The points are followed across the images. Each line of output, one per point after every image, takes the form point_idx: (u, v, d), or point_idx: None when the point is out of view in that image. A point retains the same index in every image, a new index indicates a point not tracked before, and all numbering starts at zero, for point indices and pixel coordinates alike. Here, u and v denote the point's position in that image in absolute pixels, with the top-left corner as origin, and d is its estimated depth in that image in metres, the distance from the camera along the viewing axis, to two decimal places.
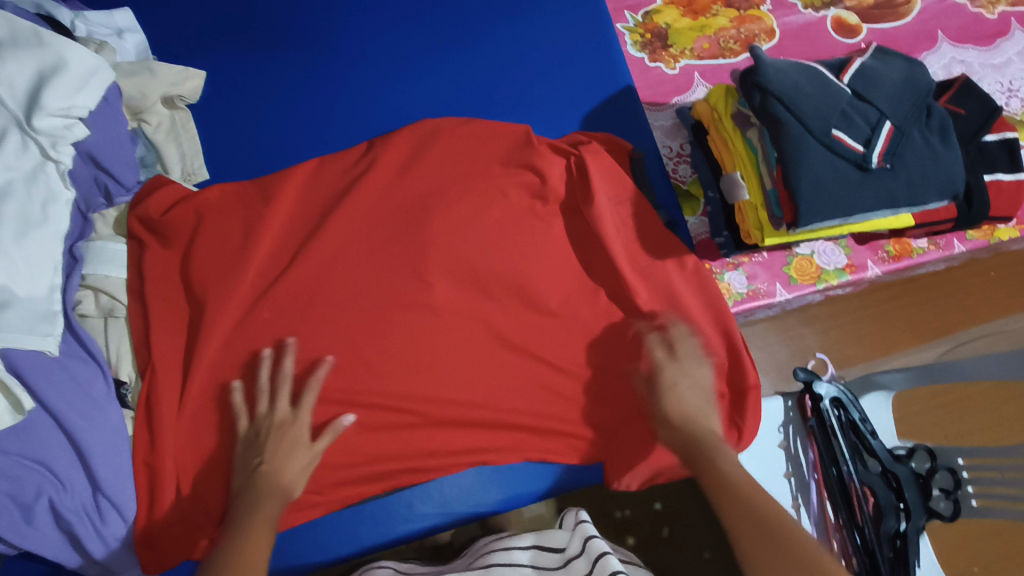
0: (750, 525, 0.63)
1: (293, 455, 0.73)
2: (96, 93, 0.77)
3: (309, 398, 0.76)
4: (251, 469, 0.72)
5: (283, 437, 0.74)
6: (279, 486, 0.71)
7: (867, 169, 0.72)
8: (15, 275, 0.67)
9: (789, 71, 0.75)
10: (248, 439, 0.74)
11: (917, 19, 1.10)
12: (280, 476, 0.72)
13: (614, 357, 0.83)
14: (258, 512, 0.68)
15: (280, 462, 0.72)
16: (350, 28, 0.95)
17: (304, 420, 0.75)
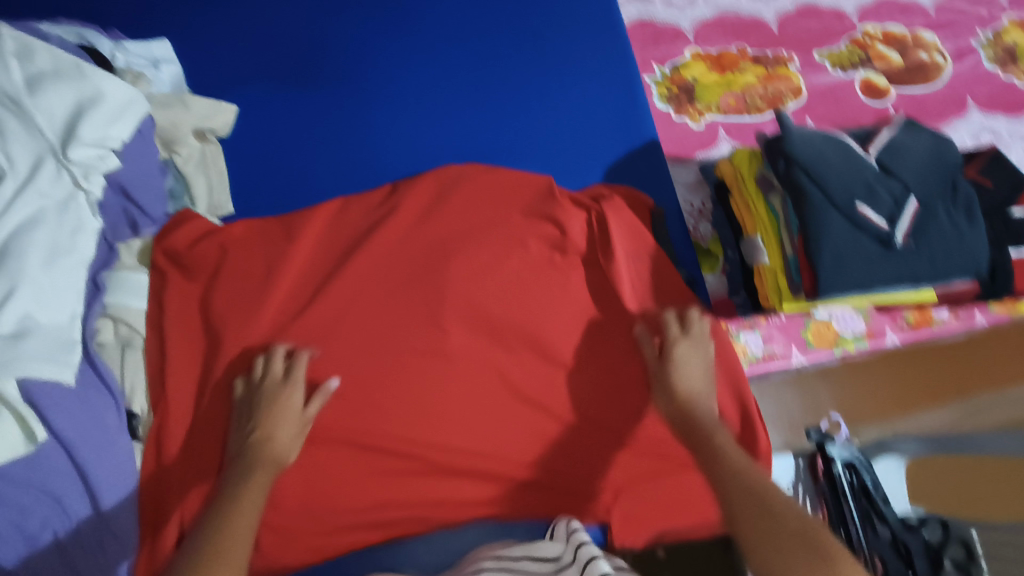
0: (749, 509, 0.61)
1: (282, 422, 0.74)
2: (130, 124, 0.78)
3: (299, 369, 0.76)
4: (244, 439, 0.73)
5: (274, 405, 0.74)
6: (271, 453, 0.72)
7: (890, 245, 0.71)
8: (42, 300, 0.69)
9: (815, 141, 0.74)
10: (242, 407, 0.76)
11: (947, 84, 1.09)
12: (271, 445, 0.72)
13: (626, 417, 0.83)
14: (251, 480, 0.69)
15: (271, 430, 0.73)
16: (382, 70, 0.97)
17: (296, 388, 0.75)
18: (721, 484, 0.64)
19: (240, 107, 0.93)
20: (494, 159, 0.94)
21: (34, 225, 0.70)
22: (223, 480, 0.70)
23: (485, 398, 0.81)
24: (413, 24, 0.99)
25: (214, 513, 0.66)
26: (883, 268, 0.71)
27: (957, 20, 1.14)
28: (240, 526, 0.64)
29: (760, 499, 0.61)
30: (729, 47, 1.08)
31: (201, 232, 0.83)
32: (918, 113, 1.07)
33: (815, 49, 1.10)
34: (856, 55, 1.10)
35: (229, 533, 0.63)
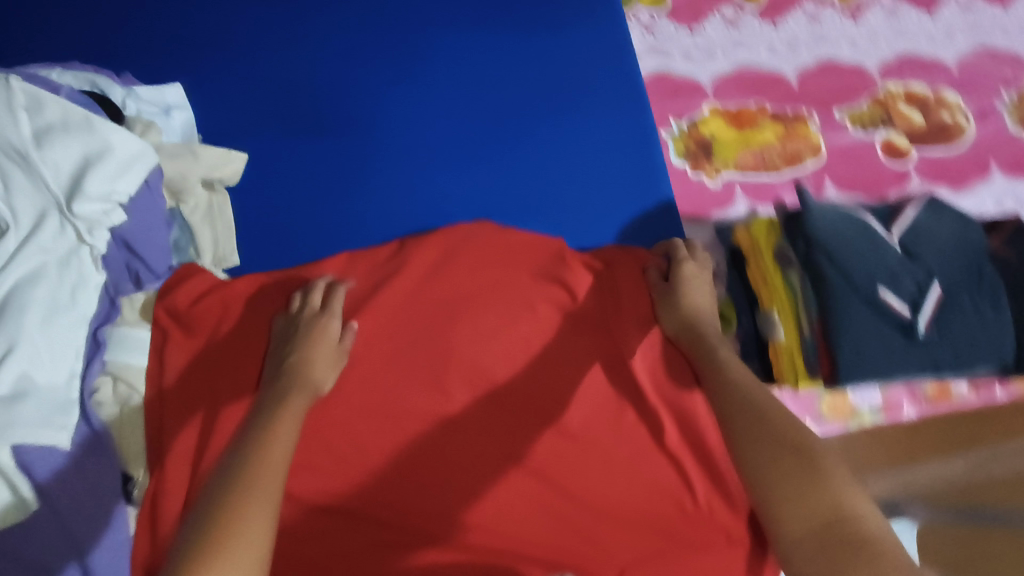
0: (745, 420, 0.68)
1: (321, 348, 0.76)
2: (137, 177, 0.77)
3: (336, 302, 0.80)
4: (282, 358, 0.76)
5: (311, 331, 0.77)
6: (308, 379, 0.74)
7: (913, 334, 0.70)
8: (37, 361, 0.67)
9: (835, 222, 0.74)
10: (279, 333, 0.78)
11: (969, 147, 1.07)
12: (309, 372, 0.75)
13: (639, 491, 0.77)
14: (287, 401, 0.71)
15: (308, 355, 0.75)
16: (395, 120, 0.95)
17: (332, 318, 0.79)
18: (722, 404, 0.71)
19: (250, 155, 0.92)
20: (506, 216, 0.93)
21: (35, 281, 0.69)
22: (261, 399, 0.72)
23: (487, 465, 0.78)
24: (428, 72, 0.98)
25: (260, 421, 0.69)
26: (906, 358, 0.70)
27: (981, 80, 1.12)
28: (282, 437, 0.67)
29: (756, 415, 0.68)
30: (748, 102, 1.07)
31: (206, 288, 0.81)
32: (940, 176, 1.04)
33: (836, 107, 1.08)
34: (877, 115, 1.08)
35: (274, 430, 0.67)
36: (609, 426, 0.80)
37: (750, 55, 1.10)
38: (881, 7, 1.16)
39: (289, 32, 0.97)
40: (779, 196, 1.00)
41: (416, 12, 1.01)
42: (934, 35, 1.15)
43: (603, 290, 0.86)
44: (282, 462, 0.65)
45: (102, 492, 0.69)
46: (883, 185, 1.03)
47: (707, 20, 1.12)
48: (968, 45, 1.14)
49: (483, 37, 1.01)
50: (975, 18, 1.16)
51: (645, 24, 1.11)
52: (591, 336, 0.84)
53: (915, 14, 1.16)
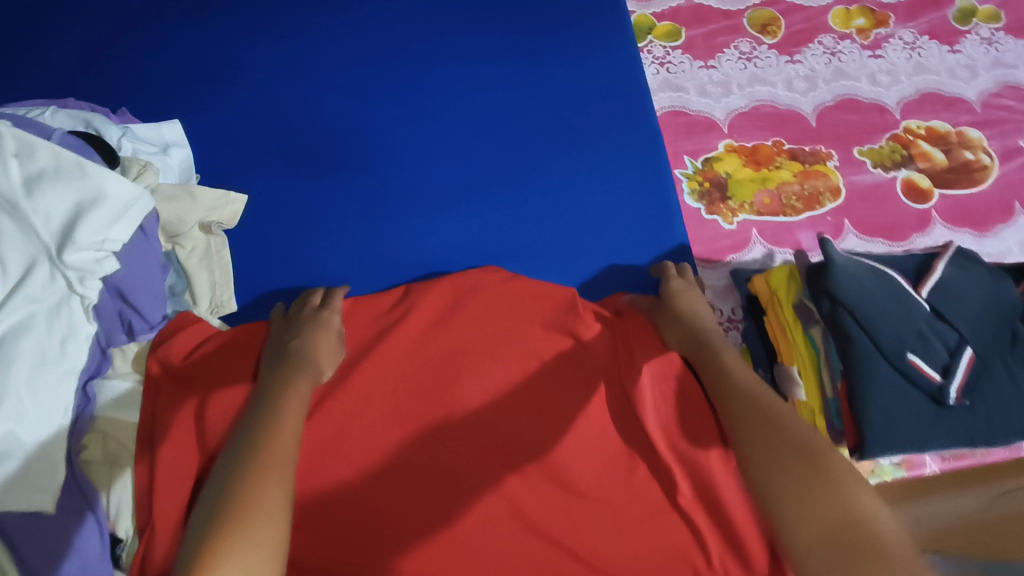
0: (749, 405, 0.66)
1: (324, 338, 0.77)
2: (132, 224, 0.73)
3: (337, 301, 0.82)
4: (283, 343, 0.76)
5: (316, 323, 0.78)
6: (313, 360, 0.74)
7: (942, 402, 0.69)
8: (23, 420, 0.64)
9: (863, 279, 0.71)
10: (280, 328, 0.79)
11: (993, 187, 1.03)
12: (312, 354, 0.74)
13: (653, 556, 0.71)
14: (295, 378, 0.70)
15: (312, 340, 0.76)
16: (400, 157, 0.93)
17: (335, 315, 0.80)
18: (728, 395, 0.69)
19: (250, 194, 0.89)
20: (513, 259, 0.89)
21: (22, 333, 0.65)
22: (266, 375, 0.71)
23: (490, 527, 0.72)
24: (435, 109, 0.95)
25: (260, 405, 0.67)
26: (935, 427, 0.69)
27: (1004, 117, 1.08)
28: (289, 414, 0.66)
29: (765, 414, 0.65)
30: (764, 139, 1.03)
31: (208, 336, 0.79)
32: (962, 218, 1.00)
33: (855, 145, 1.04)
34: (898, 152, 1.04)
35: (286, 408, 0.66)
36: (621, 485, 0.75)
37: (766, 90, 1.07)
38: (900, 40, 1.13)
39: (293, 67, 0.95)
40: (796, 239, 0.96)
41: (423, 45, 0.99)
42: (955, 70, 1.11)
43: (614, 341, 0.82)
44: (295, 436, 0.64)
45: (87, 555, 0.66)
46: (904, 227, 0.99)
47: (722, 54, 1.09)
48: (991, 81, 1.11)
49: (492, 71, 0.98)
50: (997, 53, 1.13)
51: (658, 58, 1.08)
52: (601, 386, 0.80)
53: (935, 49, 1.13)
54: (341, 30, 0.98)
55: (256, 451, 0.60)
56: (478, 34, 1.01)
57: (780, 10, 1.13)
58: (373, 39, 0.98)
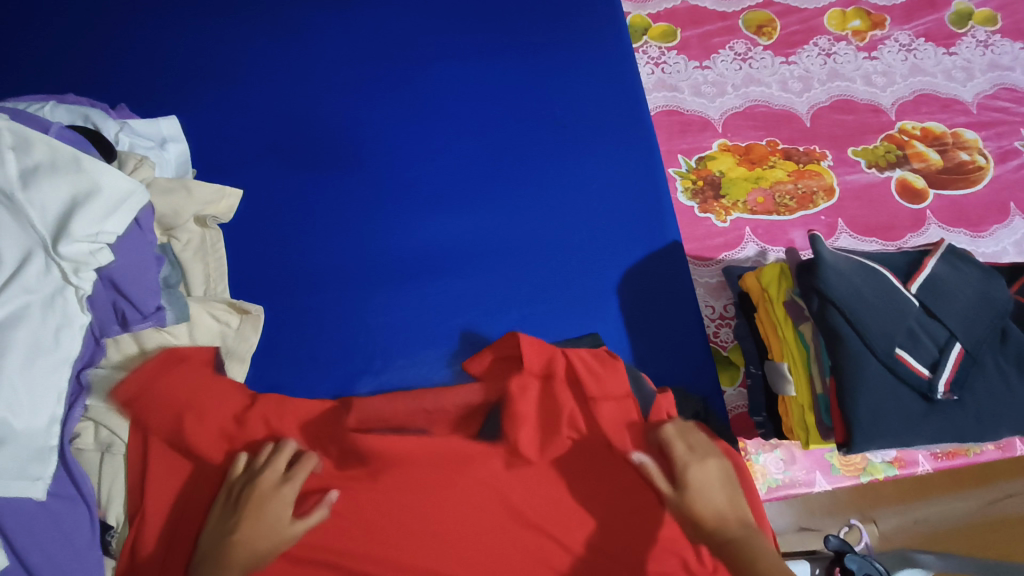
0: None
1: (260, 527, 0.67)
2: (126, 217, 0.73)
3: (300, 471, 0.71)
4: (217, 538, 0.67)
5: (254, 507, 0.68)
6: (241, 559, 0.66)
7: (931, 398, 0.68)
8: (16, 407, 0.63)
9: (853, 277, 0.71)
10: (223, 505, 0.70)
11: (989, 188, 1.03)
12: (241, 550, 0.66)
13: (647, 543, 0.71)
14: None
15: (244, 535, 0.67)
16: (396, 157, 0.93)
17: (290, 492, 0.70)
18: None
19: (246, 190, 0.90)
20: (507, 257, 0.90)
21: (18, 323, 0.65)
22: None
23: (483, 515, 0.71)
24: (431, 110, 0.96)
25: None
26: (923, 421, 0.68)
27: (1001, 119, 1.08)
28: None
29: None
30: (759, 139, 1.04)
31: (171, 417, 0.73)
32: (957, 218, 1.01)
33: (850, 145, 1.05)
34: (893, 153, 1.05)
35: None
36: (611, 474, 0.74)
37: (761, 90, 1.07)
38: (896, 42, 1.13)
39: (289, 68, 0.96)
40: (789, 238, 0.97)
41: (419, 48, 0.99)
42: (952, 72, 1.11)
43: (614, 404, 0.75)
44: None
45: (78, 541, 0.68)
46: (898, 226, 0.99)
47: (717, 55, 1.10)
48: (987, 83, 1.11)
49: (487, 73, 0.99)
50: (993, 56, 1.13)
51: (653, 58, 1.08)
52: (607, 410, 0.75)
53: (931, 51, 1.13)
54: (337, 32, 0.99)
55: None
56: (473, 37, 1.01)
57: (776, 12, 1.14)
58: (368, 41, 0.99)
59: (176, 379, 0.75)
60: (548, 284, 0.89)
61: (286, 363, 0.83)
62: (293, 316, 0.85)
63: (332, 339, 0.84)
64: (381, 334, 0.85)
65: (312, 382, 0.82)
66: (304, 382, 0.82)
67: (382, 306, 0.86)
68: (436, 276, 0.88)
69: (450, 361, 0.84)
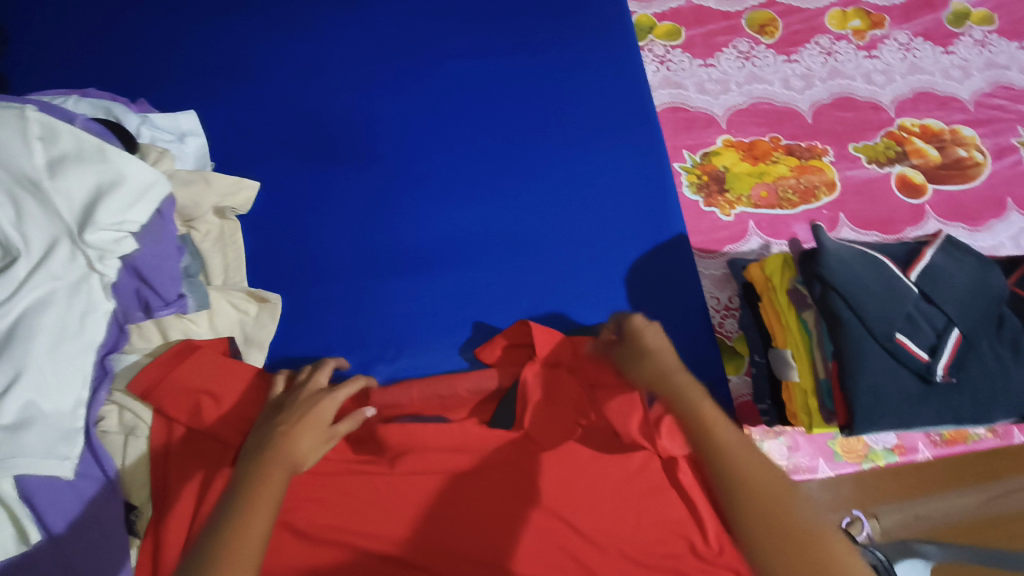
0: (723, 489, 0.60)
1: (312, 426, 0.69)
2: (150, 205, 0.76)
3: (348, 387, 0.74)
4: (267, 432, 0.68)
5: (307, 409, 0.70)
6: (291, 456, 0.66)
7: (930, 380, 0.70)
8: (43, 388, 0.65)
9: (854, 263, 0.73)
10: (270, 411, 0.71)
11: (985, 183, 1.06)
12: (292, 446, 0.66)
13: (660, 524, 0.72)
14: (264, 477, 0.63)
15: (294, 433, 0.67)
16: (406, 151, 0.96)
17: (334, 398, 0.72)
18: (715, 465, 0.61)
19: (263, 183, 0.92)
20: (517, 248, 0.92)
21: (45, 308, 0.67)
22: (238, 471, 0.64)
23: (495, 498, 0.72)
24: (442, 105, 0.99)
25: (237, 493, 0.61)
26: (922, 403, 0.70)
27: (997, 116, 1.11)
28: (259, 507, 0.60)
29: (738, 497, 0.58)
30: (761, 135, 1.06)
31: (193, 392, 0.75)
32: (955, 213, 1.03)
33: (850, 142, 1.07)
34: (892, 149, 1.07)
35: (247, 515, 0.59)
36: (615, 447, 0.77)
37: (764, 88, 1.10)
38: (895, 41, 1.16)
39: (304, 64, 0.99)
40: (792, 231, 0.99)
41: (430, 45, 1.02)
42: (949, 71, 1.14)
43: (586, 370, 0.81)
44: (259, 542, 0.58)
45: (105, 521, 0.69)
46: (898, 221, 1.02)
47: (721, 53, 1.12)
48: (984, 81, 1.14)
49: (496, 69, 1.02)
50: (990, 55, 1.16)
51: (658, 56, 1.11)
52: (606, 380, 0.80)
53: (930, 50, 1.16)
54: (349, 29, 1.01)
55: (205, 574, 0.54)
56: (482, 35, 1.04)
57: (778, 12, 1.16)
58: (380, 38, 1.02)
59: (191, 368, 0.76)
60: (557, 274, 0.91)
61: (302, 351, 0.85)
62: (309, 305, 0.87)
63: (347, 327, 0.86)
64: (395, 323, 0.87)
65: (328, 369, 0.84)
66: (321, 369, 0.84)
67: (396, 295, 0.88)
68: (448, 266, 0.90)
69: (461, 349, 0.87)
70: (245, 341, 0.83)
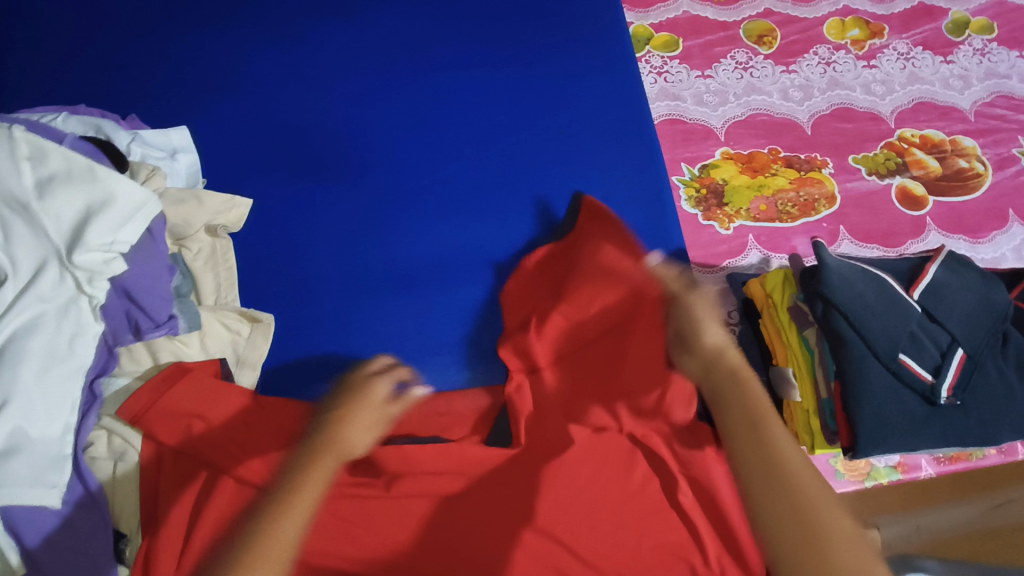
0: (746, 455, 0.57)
1: (367, 410, 0.67)
2: (141, 226, 0.74)
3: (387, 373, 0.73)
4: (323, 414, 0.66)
5: (363, 392, 0.68)
6: (348, 439, 0.63)
7: (934, 401, 0.68)
8: (31, 414, 0.64)
9: (856, 281, 0.71)
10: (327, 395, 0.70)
11: (987, 195, 1.05)
12: (349, 428, 0.64)
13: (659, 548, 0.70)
14: (317, 460, 0.59)
15: (351, 414, 0.65)
16: (401, 164, 0.95)
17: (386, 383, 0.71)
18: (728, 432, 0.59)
19: (256, 200, 0.91)
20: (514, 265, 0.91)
21: (31, 333, 0.66)
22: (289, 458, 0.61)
23: (489, 521, 0.71)
24: (439, 118, 0.97)
25: (285, 481, 0.57)
26: (925, 425, 0.68)
27: (998, 127, 1.10)
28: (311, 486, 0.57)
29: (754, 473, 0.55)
30: (761, 147, 1.05)
31: (183, 414, 0.73)
32: (956, 225, 1.02)
33: (850, 153, 1.06)
34: (892, 160, 1.06)
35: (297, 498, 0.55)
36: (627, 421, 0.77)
37: (762, 99, 1.09)
38: (894, 51, 1.15)
39: (298, 78, 0.97)
40: (791, 245, 0.98)
41: (426, 58, 1.01)
42: (949, 80, 1.13)
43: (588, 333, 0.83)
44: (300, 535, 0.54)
45: (93, 549, 0.67)
46: (898, 234, 1.01)
47: (719, 64, 1.11)
48: (984, 91, 1.13)
49: (493, 81, 1.00)
50: (991, 64, 1.15)
51: (656, 68, 1.10)
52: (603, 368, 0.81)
53: (929, 59, 1.15)
54: (344, 42, 1.00)
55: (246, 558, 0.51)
56: (478, 45, 1.03)
57: (776, 21, 1.15)
58: (375, 50, 1.00)
59: (185, 390, 0.75)
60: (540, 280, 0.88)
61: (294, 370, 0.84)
62: (302, 324, 0.86)
63: (341, 345, 0.85)
64: (389, 341, 0.86)
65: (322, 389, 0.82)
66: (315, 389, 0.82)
67: (392, 312, 0.87)
68: (444, 282, 0.89)
69: (458, 368, 0.86)
70: (238, 362, 0.82)
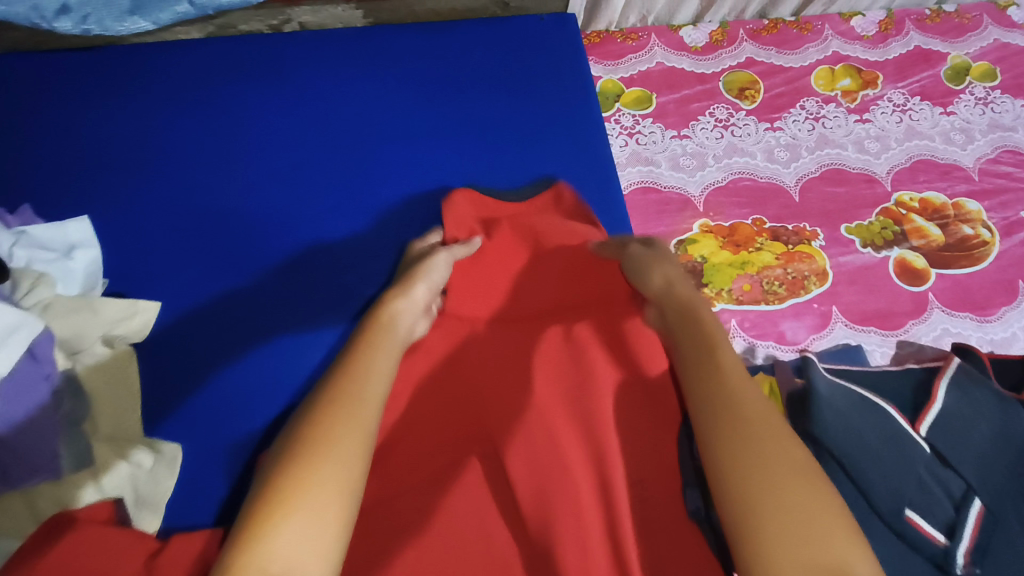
0: (699, 371, 0.58)
1: (428, 270, 0.74)
2: (12, 354, 0.64)
3: (459, 249, 0.79)
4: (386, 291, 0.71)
5: (425, 268, 0.75)
6: (406, 306, 0.69)
7: (949, 570, 0.57)
8: None
9: (850, 416, 0.63)
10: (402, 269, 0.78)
11: (995, 265, 0.94)
12: (408, 301, 0.69)
13: None
14: (376, 337, 0.63)
15: (409, 287, 0.71)
16: (338, 243, 0.83)
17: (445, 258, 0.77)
18: (690, 371, 0.59)
19: (165, 299, 0.79)
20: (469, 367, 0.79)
21: None
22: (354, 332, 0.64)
23: None
24: (383, 186, 0.86)
25: (358, 349, 0.60)
26: None
27: (1004, 186, 0.99)
28: (379, 368, 0.59)
29: (708, 398, 0.56)
30: (743, 218, 0.94)
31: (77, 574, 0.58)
32: (962, 301, 0.91)
33: (843, 222, 0.95)
34: (889, 229, 0.95)
35: (371, 363, 0.59)
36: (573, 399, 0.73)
37: (744, 161, 0.99)
38: (889, 102, 1.05)
39: (219, 151, 0.86)
40: (780, 330, 0.87)
41: (370, 117, 0.89)
42: (950, 134, 1.03)
43: (544, 466, 0.68)
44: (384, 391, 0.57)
45: None
46: (898, 314, 0.90)
47: (696, 122, 1.01)
48: (988, 145, 1.02)
49: (446, 144, 0.89)
50: (994, 115, 1.05)
51: (626, 128, 1.00)
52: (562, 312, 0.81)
53: (928, 110, 1.04)
54: (280, 103, 0.89)
55: (327, 412, 0.52)
56: (432, 101, 0.91)
57: (759, 73, 1.05)
58: (314, 115, 0.88)
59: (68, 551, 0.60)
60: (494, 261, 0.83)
61: (207, 353, 0.77)
62: (216, 444, 0.74)
63: (292, 311, 0.79)
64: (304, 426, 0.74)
65: (252, 380, 0.76)
66: (244, 388, 0.76)
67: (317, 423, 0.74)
68: None
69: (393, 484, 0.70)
70: (135, 501, 0.69)
